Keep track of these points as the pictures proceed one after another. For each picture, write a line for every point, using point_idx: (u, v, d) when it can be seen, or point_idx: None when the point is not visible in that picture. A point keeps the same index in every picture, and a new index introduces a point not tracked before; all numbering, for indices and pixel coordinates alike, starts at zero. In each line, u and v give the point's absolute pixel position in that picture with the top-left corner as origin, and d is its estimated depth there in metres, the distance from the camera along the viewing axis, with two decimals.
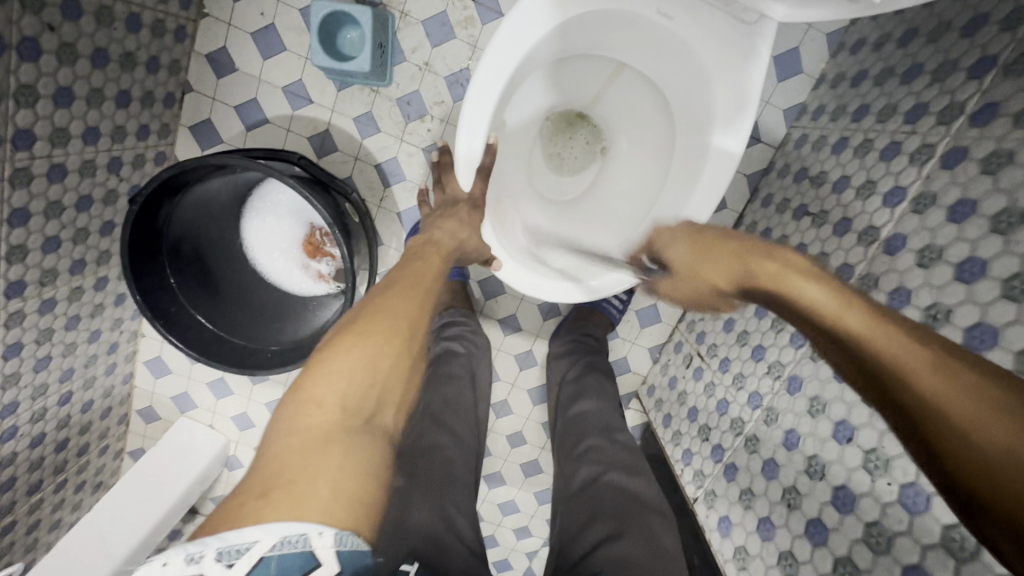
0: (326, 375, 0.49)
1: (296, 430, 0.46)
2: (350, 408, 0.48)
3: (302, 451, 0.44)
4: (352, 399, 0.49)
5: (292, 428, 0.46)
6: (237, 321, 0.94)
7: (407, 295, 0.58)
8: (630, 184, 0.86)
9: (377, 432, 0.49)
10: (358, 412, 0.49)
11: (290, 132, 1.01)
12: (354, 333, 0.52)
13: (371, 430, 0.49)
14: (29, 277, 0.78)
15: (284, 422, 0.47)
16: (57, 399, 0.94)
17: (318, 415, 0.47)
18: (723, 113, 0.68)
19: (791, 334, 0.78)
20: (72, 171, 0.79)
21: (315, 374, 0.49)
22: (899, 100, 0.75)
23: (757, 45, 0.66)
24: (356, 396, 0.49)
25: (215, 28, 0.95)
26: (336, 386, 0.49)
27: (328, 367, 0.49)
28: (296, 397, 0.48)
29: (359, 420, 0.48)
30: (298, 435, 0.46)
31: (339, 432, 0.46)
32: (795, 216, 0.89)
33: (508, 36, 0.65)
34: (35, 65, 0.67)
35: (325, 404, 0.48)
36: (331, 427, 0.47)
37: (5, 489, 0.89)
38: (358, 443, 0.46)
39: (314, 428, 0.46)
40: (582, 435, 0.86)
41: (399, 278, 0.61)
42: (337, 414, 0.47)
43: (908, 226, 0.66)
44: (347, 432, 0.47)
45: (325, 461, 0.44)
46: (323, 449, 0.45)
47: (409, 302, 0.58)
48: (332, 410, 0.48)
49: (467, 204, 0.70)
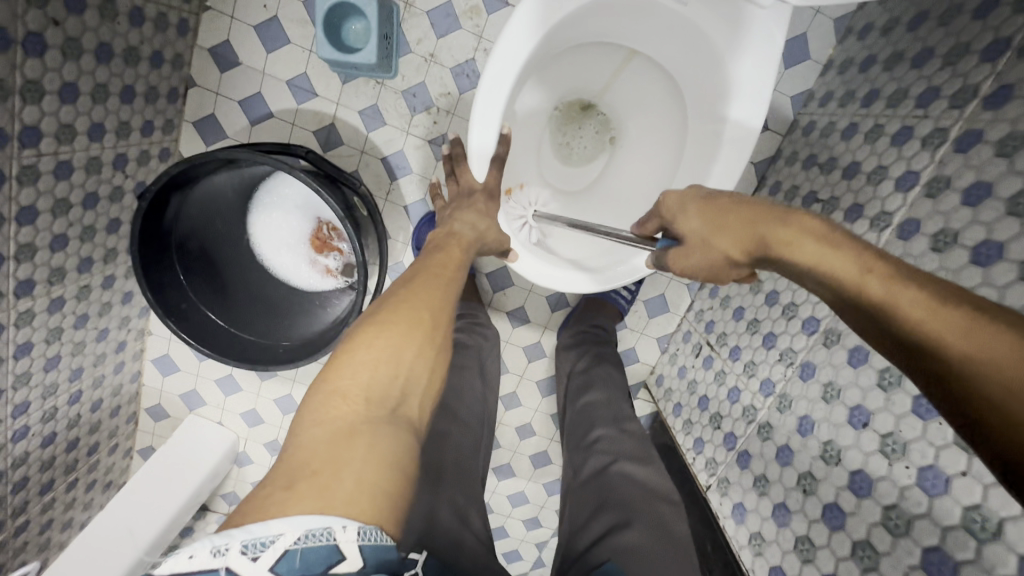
0: (351, 367, 0.49)
1: (320, 421, 0.46)
2: (374, 399, 0.48)
3: (327, 442, 0.44)
4: (376, 390, 0.49)
5: (317, 420, 0.46)
6: (246, 317, 0.93)
7: (427, 287, 0.58)
8: (642, 174, 0.86)
9: (401, 423, 0.49)
10: (383, 402, 0.49)
11: (296, 127, 1.00)
12: (377, 325, 0.53)
13: (397, 420, 0.49)
14: (38, 276, 0.77)
15: (309, 414, 0.47)
16: (67, 398, 0.93)
17: (343, 406, 0.47)
18: (739, 99, 0.68)
19: (803, 321, 0.79)
20: (78, 168, 0.78)
21: (340, 366, 0.50)
22: (910, 84, 0.75)
23: (774, 30, 0.65)
24: (379, 387, 0.49)
25: (218, 21, 0.94)
26: (360, 378, 0.49)
27: (353, 359, 0.50)
28: (321, 389, 0.49)
29: (384, 411, 0.48)
30: (323, 425, 0.46)
31: (363, 423, 0.46)
32: (805, 204, 0.89)
33: (520, 25, 0.64)
34: (40, 60, 0.66)
35: (349, 396, 0.48)
36: (355, 418, 0.46)
37: (17, 489, 0.88)
38: (383, 434, 0.46)
39: (338, 419, 0.46)
40: (592, 425, 0.86)
41: (419, 270, 0.61)
42: (362, 405, 0.48)
43: (922, 211, 0.66)
44: (370, 423, 0.47)
45: (349, 452, 0.44)
46: (348, 440, 0.45)
47: (432, 293, 0.58)
48: (357, 402, 0.48)
49: (483, 194, 0.70)
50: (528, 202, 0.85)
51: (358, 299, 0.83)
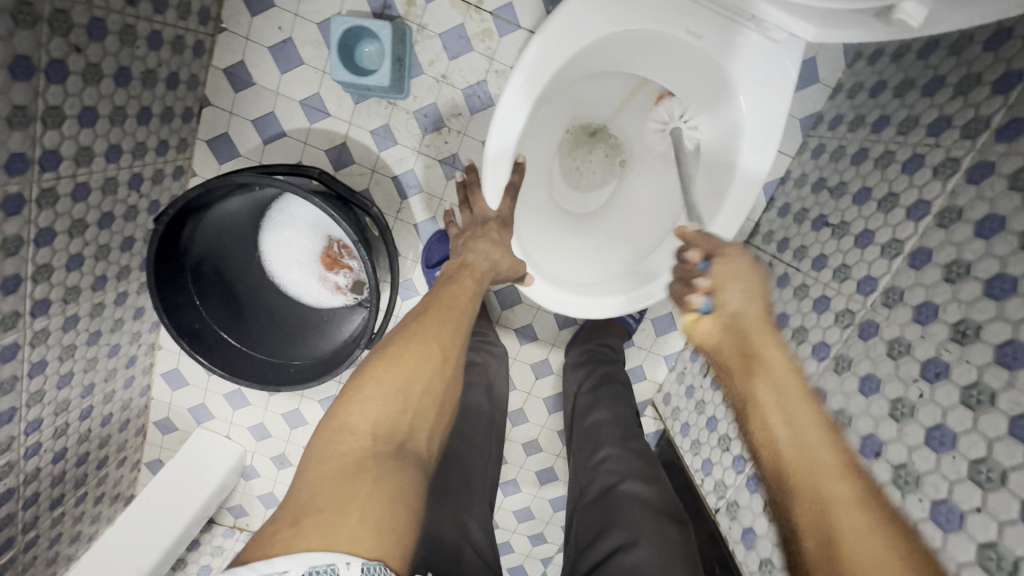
0: (360, 403, 0.50)
1: (329, 457, 0.47)
2: (381, 435, 0.49)
3: (334, 478, 0.45)
4: (384, 425, 0.49)
5: (325, 456, 0.47)
6: (257, 336, 0.93)
7: (438, 320, 0.59)
8: (652, 198, 0.87)
9: (409, 458, 0.49)
10: (391, 437, 0.49)
11: (308, 145, 1.01)
12: (387, 359, 0.53)
13: (404, 456, 0.49)
14: (54, 295, 0.78)
15: (317, 449, 0.48)
16: (78, 414, 0.94)
17: (350, 442, 0.48)
18: (752, 132, 0.69)
19: (814, 346, 0.80)
20: (95, 189, 0.79)
21: (349, 401, 0.50)
22: (921, 112, 0.75)
23: (786, 63, 0.67)
24: (387, 422, 0.50)
25: (233, 42, 0.95)
26: (369, 414, 0.49)
27: (362, 395, 0.51)
28: (330, 426, 0.49)
29: (391, 446, 0.49)
30: (330, 461, 0.46)
31: (370, 459, 0.47)
32: (815, 227, 0.89)
33: (534, 60, 0.66)
34: (62, 86, 0.67)
35: (357, 431, 0.48)
36: (362, 453, 0.47)
37: (28, 505, 0.89)
38: (389, 469, 0.47)
39: (344, 455, 0.46)
40: (598, 445, 0.84)
41: (429, 301, 0.62)
42: (369, 441, 0.48)
43: (933, 240, 0.66)
44: (377, 458, 0.47)
45: (355, 488, 0.44)
46: (354, 476, 0.45)
47: (443, 324, 0.58)
48: (364, 437, 0.48)
49: (496, 222, 0.71)
50: (542, 227, 0.86)
51: (369, 319, 0.83)
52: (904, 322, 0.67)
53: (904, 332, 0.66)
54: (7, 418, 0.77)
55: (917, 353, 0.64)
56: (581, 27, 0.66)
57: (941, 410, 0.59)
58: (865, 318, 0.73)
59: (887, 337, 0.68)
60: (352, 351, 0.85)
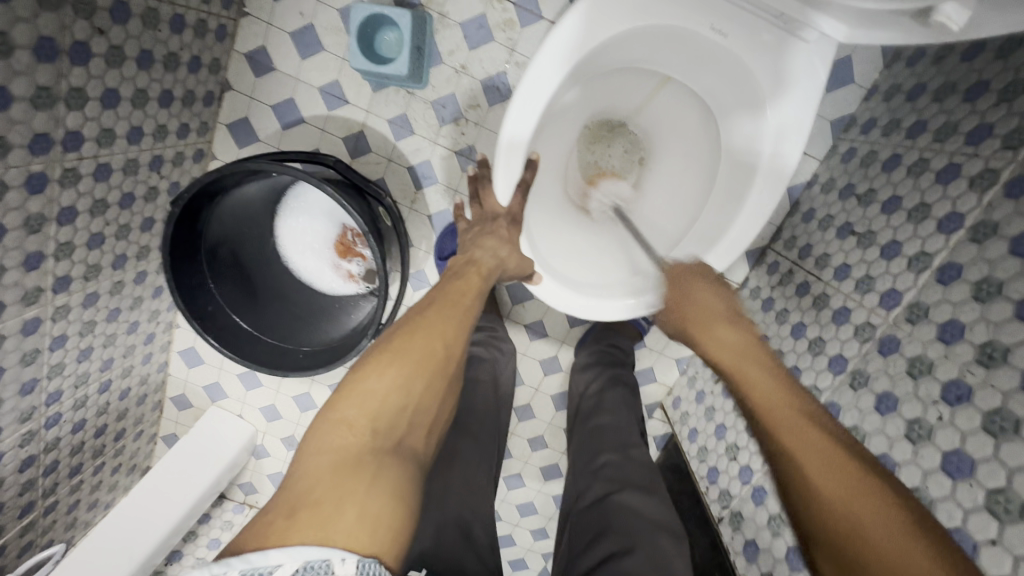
0: (359, 396, 0.49)
1: (325, 450, 0.46)
2: (379, 430, 0.48)
3: (330, 471, 0.44)
4: (382, 421, 0.49)
5: (322, 448, 0.47)
6: (269, 320, 0.95)
7: (442, 317, 0.58)
8: (670, 199, 0.84)
9: (406, 456, 0.49)
10: (389, 433, 0.49)
11: (325, 132, 1.01)
12: (389, 353, 0.53)
13: (402, 453, 0.49)
14: (74, 273, 0.80)
15: (313, 443, 0.47)
16: (97, 387, 0.97)
17: (348, 435, 0.47)
18: (776, 136, 0.67)
19: (830, 358, 0.78)
20: (117, 170, 0.80)
21: (348, 394, 0.50)
22: (960, 118, 0.71)
23: (818, 64, 0.64)
24: (386, 417, 0.49)
25: (255, 27, 0.95)
26: (367, 408, 0.49)
27: (361, 388, 0.50)
28: (328, 419, 0.48)
29: (388, 442, 0.48)
30: (327, 454, 0.46)
31: (369, 454, 0.46)
32: (839, 235, 0.86)
33: (549, 55, 0.64)
34: (86, 68, 0.69)
35: (355, 425, 0.48)
36: (360, 448, 0.46)
37: (47, 472, 0.92)
38: (387, 465, 0.46)
39: (343, 449, 0.46)
40: (599, 451, 0.81)
41: (436, 296, 0.61)
42: (369, 436, 0.48)
43: (965, 255, 0.63)
44: (375, 454, 0.47)
45: (354, 484, 0.44)
46: (353, 471, 0.44)
47: (447, 320, 0.58)
48: (362, 432, 0.48)
49: (506, 219, 0.70)
50: (554, 223, 0.85)
51: (378, 309, 0.83)
52: (928, 340, 0.64)
53: (926, 350, 0.63)
54: (28, 389, 0.80)
55: (938, 373, 0.61)
56: (600, 21, 0.64)
57: (959, 435, 0.56)
58: (886, 333, 0.70)
59: (908, 354, 0.66)
60: (360, 340, 0.85)
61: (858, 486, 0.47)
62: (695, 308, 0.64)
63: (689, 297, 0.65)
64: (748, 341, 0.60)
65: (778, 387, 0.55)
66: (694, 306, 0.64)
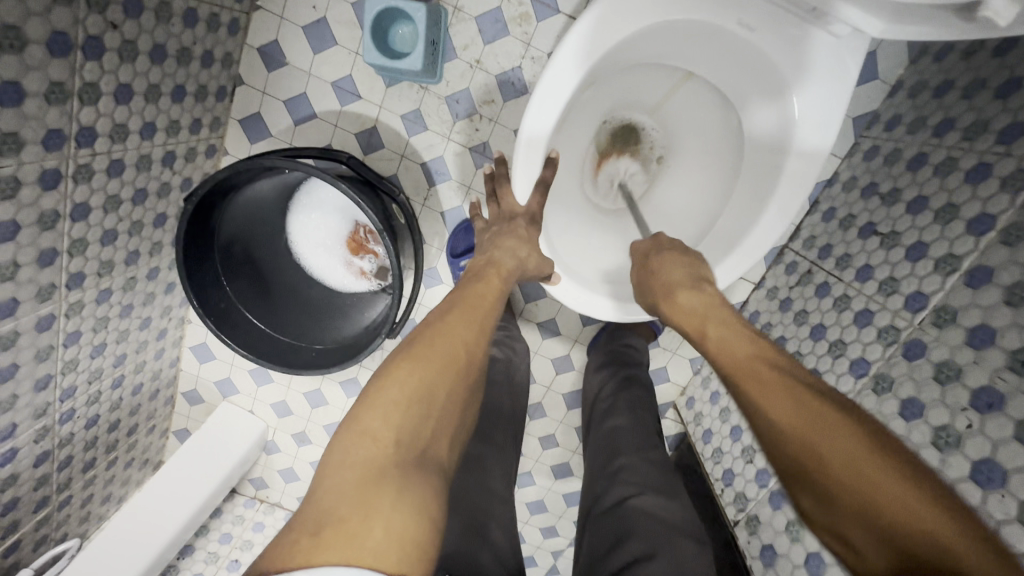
0: (382, 406, 0.48)
1: (348, 463, 0.44)
2: (404, 442, 0.47)
3: (355, 487, 0.43)
4: (406, 432, 0.47)
5: (345, 461, 0.45)
6: (282, 317, 0.94)
7: (462, 323, 0.57)
8: (689, 197, 0.83)
9: (431, 468, 0.47)
10: (413, 444, 0.47)
11: (338, 128, 1.00)
12: (412, 361, 0.51)
13: (426, 464, 0.47)
14: (88, 269, 0.80)
15: (335, 456, 0.45)
16: (110, 382, 0.97)
17: (372, 448, 0.45)
18: (804, 135, 0.65)
19: (851, 361, 0.77)
20: (129, 166, 0.80)
21: (371, 404, 0.48)
22: (991, 116, 0.69)
23: (849, 61, 0.62)
24: (410, 428, 0.48)
25: (268, 21, 0.94)
26: (391, 419, 0.47)
27: (383, 398, 0.48)
28: (350, 430, 0.47)
29: (413, 454, 0.47)
30: (350, 468, 0.44)
31: (393, 468, 0.45)
32: (862, 235, 0.84)
33: (572, 50, 0.63)
34: (99, 63, 0.68)
35: (379, 437, 0.46)
36: (384, 462, 0.45)
37: (61, 467, 0.93)
38: (413, 478, 0.45)
39: (366, 463, 0.44)
40: (615, 453, 0.80)
41: (456, 301, 0.60)
42: (392, 448, 0.46)
43: (996, 258, 0.61)
44: (400, 467, 0.45)
45: (379, 500, 0.42)
46: (377, 486, 0.43)
47: (468, 327, 0.56)
48: (386, 444, 0.46)
49: (525, 218, 0.69)
50: (571, 222, 0.83)
51: (392, 307, 0.82)
52: (956, 344, 0.62)
53: (954, 354, 0.62)
54: (42, 385, 0.80)
55: (967, 380, 0.60)
56: (624, 15, 0.63)
57: (990, 444, 0.55)
58: (911, 337, 0.69)
59: (935, 359, 0.64)
60: (374, 339, 0.84)
61: (825, 413, 0.45)
62: (669, 279, 0.64)
63: (663, 271, 0.66)
64: (713, 299, 0.60)
65: (740, 336, 0.54)
66: (666, 277, 0.64)
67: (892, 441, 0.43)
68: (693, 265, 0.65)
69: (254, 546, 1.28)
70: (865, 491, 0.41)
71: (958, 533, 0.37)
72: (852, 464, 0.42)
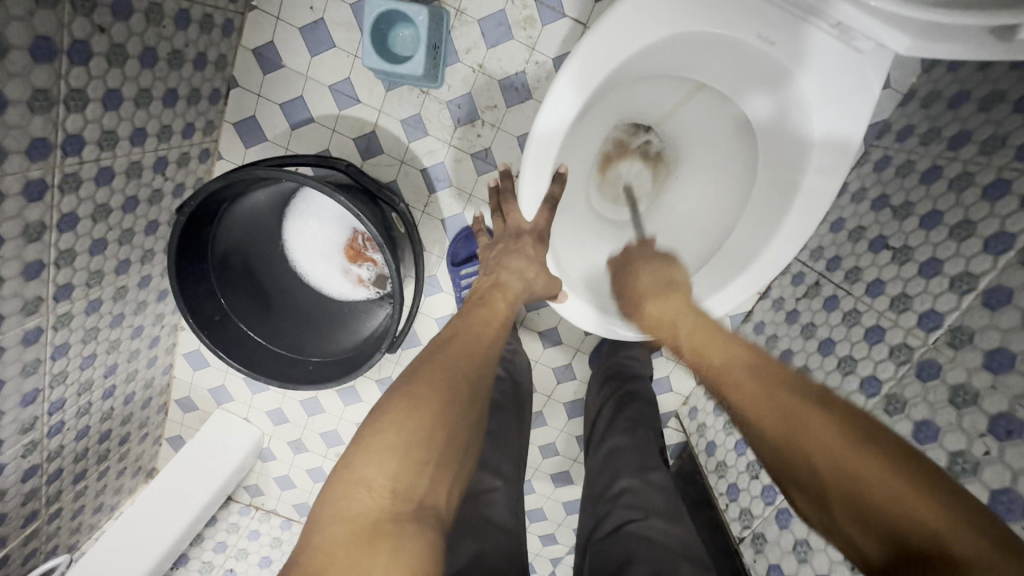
0: (378, 453, 0.45)
1: (340, 516, 0.43)
2: (400, 492, 0.44)
3: (347, 545, 0.41)
4: (403, 481, 0.45)
5: (337, 514, 0.43)
6: (279, 329, 0.92)
7: (464, 358, 0.54)
8: (697, 209, 0.81)
9: (429, 520, 0.45)
10: (411, 494, 0.45)
11: (335, 132, 0.97)
12: (412, 400, 0.48)
13: (424, 516, 0.45)
14: (77, 280, 0.77)
15: (330, 505, 0.44)
16: (101, 393, 0.94)
17: (366, 499, 0.44)
18: (821, 152, 0.63)
19: (862, 379, 0.75)
20: (119, 173, 0.77)
21: (367, 450, 0.46)
22: (1010, 130, 0.67)
23: (870, 76, 0.61)
24: (407, 477, 0.45)
25: (263, 21, 0.91)
26: (387, 467, 0.45)
27: (380, 443, 0.46)
28: (345, 478, 0.45)
29: (410, 505, 0.44)
30: (343, 522, 0.43)
31: (387, 523, 0.43)
32: (872, 248, 0.82)
33: (582, 64, 0.61)
34: (86, 68, 0.65)
35: (374, 487, 0.44)
36: (378, 516, 0.43)
37: (51, 480, 0.90)
38: (409, 533, 0.43)
39: (358, 517, 0.43)
40: (617, 474, 0.79)
41: (461, 332, 0.57)
42: (388, 500, 0.44)
43: (1015, 280, 0.60)
44: (396, 521, 0.43)
45: (370, 560, 0.40)
46: (370, 544, 0.41)
47: (470, 363, 0.54)
48: (381, 495, 0.44)
49: (532, 236, 0.67)
50: (575, 236, 0.81)
51: (392, 320, 0.79)
52: (972, 367, 0.61)
53: (971, 378, 0.61)
54: (29, 399, 0.77)
55: (984, 405, 0.58)
56: (637, 28, 0.61)
57: (1010, 473, 0.54)
58: (925, 357, 0.67)
59: (950, 382, 0.63)
60: (373, 353, 0.82)
61: (796, 407, 0.47)
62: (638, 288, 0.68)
63: (635, 278, 0.70)
64: (686, 305, 0.63)
65: (722, 347, 0.56)
66: (637, 287, 0.69)
67: (869, 432, 0.43)
68: (665, 272, 0.69)
69: (249, 555, 1.27)
70: (848, 486, 0.42)
71: (929, 507, 0.38)
72: (831, 462, 0.43)
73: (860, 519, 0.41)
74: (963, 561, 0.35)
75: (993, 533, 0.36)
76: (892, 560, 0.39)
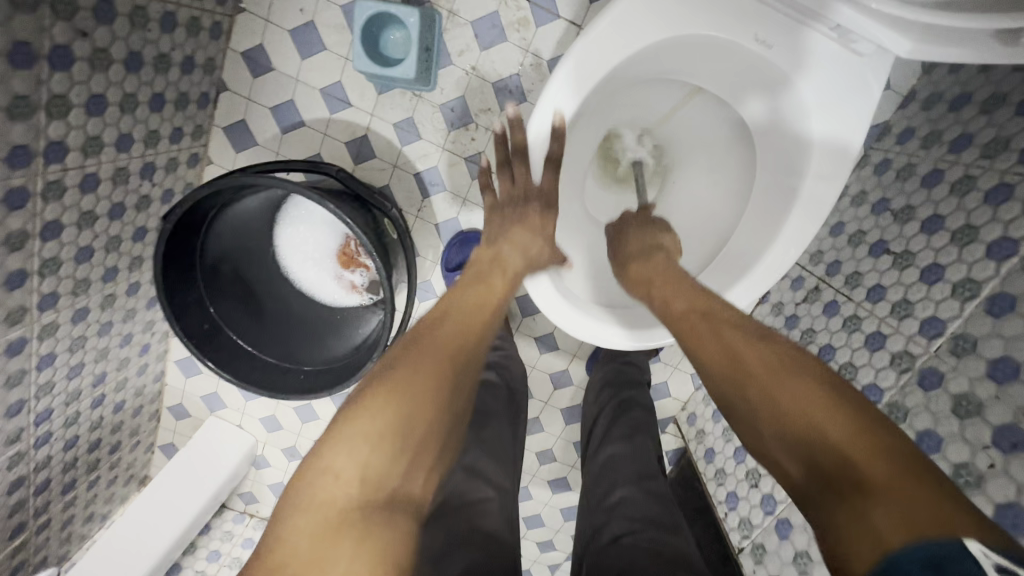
0: (349, 443, 0.44)
1: (306, 504, 0.42)
2: (371, 481, 0.43)
3: (311, 537, 0.41)
4: (374, 469, 0.44)
5: (304, 504, 0.42)
6: (269, 337, 0.90)
7: (455, 340, 0.51)
8: (694, 212, 0.79)
9: (399, 513, 0.44)
10: (382, 484, 0.44)
11: (327, 136, 0.96)
12: (390, 385, 0.46)
13: (394, 507, 0.44)
14: (62, 289, 0.75)
15: (298, 496, 0.43)
16: (90, 402, 0.93)
17: (335, 487, 0.42)
18: (819, 155, 0.62)
19: (863, 387, 0.74)
20: (105, 179, 0.75)
21: (338, 439, 0.44)
22: (1012, 133, 0.65)
23: (871, 79, 0.60)
24: (379, 464, 0.44)
25: (252, 24, 0.90)
26: (358, 456, 0.43)
27: (354, 430, 0.44)
28: (311, 464, 0.44)
29: (380, 495, 0.43)
30: (309, 511, 0.42)
31: (354, 514, 0.42)
32: (872, 252, 0.81)
33: (579, 63, 0.60)
34: (68, 73, 0.63)
35: (343, 476, 0.43)
36: (344, 508, 0.42)
37: (39, 491, 0.89)
38: (376, 527, 0.42)
39: (324, 508, 0.42)
40: (614, 485, 0.77)
41: (454, 312, 0.54)
42: (356, 488, 0.43)
43: (1018, 287, 0.58)
44: (364, 511, 0.42)
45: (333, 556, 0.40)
46: (334, 536, 0.41)
47: (459, 344, 0.51)
48: (349, 484, 0.43)
49: (540, 200, 0.66)
50: (570, 240, 0.80)
51: (384, 328, 0.78)
52: (975, 376, 0.60)
53: (975, 388, 0.59)
54: (15, 410, 0.76)
55: (989, 416, 0.57)
56: (635, 29, 0.60)
57: (1015, 486, 0.53)
58: (927, 365, 0.66)
59: (953, 391, 0.62)
60: (364, 362, 0.80)
61: (739, 344, 0.48)
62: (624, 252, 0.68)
63: (624, 244, 0.69)
64: (666, 264, 0.62)
65: (683, 295, 0.57)
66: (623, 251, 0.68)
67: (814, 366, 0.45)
68: (651, 236, 0.67)
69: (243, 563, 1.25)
70: (779, 411, 0.43)
71: (858, 436, 0.39)
72: (764, 388, 0.45)
73: (786, 441, 0.43)
74: (882, 487, 0.36)
75: (909, 463, 0.37)
76: (809, 478, 0.41)
